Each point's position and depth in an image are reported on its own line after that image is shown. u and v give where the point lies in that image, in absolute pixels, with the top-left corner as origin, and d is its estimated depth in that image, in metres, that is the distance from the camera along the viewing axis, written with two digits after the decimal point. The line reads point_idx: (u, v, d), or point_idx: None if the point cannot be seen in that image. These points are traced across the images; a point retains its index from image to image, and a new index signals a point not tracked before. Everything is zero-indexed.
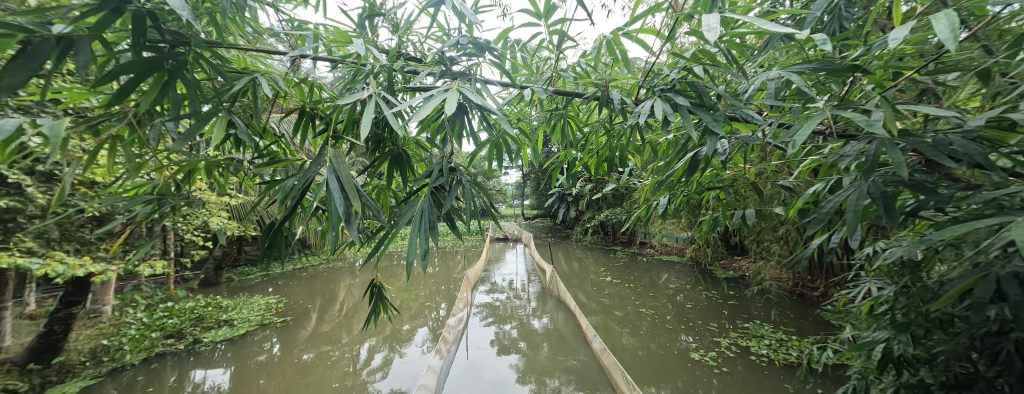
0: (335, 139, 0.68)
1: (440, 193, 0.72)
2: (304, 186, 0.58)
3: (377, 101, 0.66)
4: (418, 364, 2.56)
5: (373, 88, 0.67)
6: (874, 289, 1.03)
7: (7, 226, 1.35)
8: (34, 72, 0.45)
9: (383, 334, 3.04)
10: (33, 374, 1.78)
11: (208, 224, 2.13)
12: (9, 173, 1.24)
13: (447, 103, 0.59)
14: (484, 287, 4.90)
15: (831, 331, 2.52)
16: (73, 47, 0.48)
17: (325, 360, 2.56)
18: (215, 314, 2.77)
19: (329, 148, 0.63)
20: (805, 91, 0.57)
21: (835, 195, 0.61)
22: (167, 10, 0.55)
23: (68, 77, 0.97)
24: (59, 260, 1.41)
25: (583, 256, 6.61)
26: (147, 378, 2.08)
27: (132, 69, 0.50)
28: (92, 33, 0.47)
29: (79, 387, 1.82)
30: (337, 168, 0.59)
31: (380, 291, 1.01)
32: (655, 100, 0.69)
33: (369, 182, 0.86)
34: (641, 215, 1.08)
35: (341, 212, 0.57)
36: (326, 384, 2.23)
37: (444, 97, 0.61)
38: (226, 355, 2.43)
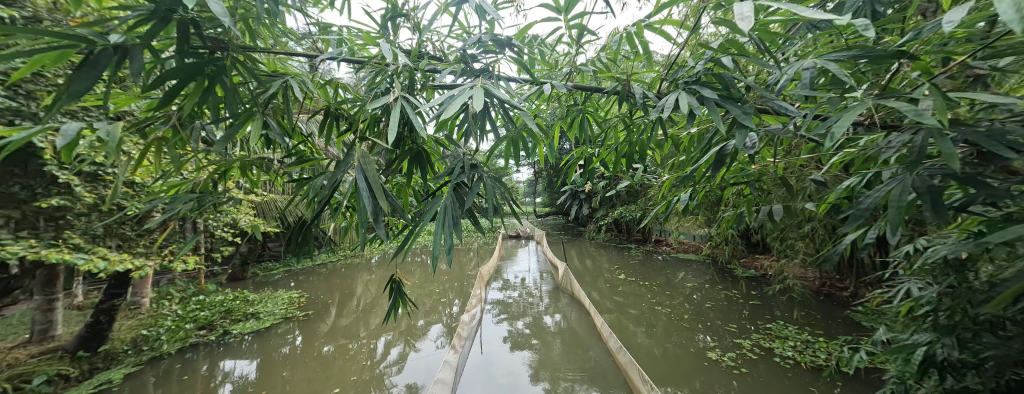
0: (363, 139, 0.70)
1: (462, 190, 0.74)
2: (334, 186, 0.60)
3: (402, 103, 0.68)
4: (432, 359, 2.60)
5: (397, 89, 0.69)
6: (914, 289, 0.99)
7: (58, 223, 1.44)
8: (95, 80, 0.48)
9: (399, 329, 3.12)
10: (82, 361, 1.91)
11: (237, 221, 2.22)
12: (61, 174, 1.33)
13: (472, 100, 0.60)
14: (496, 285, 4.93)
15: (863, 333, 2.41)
16: (128, 55, 0.51)
17: (343, 353, 2.64)
18: (243, 307, 2.90)
19: (357, 148, 0.65)
20: (845, 78, 0.54)
21: (876, 190, 0.59)
22: (209, 17, 0.58)
23: (118, 84, 1.04)
24: (103, 255, 1.50)
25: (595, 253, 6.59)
26: (182, 367, 2.19)
27: (178, 75, 0.53)
28: (143, 42, 0.50)
29: (123, 374, 1.94)
30: (366, 169, 0.61)
31: (399, 286, 1.04)
32: (677, 95, 0.68)
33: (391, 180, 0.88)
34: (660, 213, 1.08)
35: (370, 211, 0.60)
36: (345, 377, 2.29)
37: (469, 95, 0.62)
38: (253, 346, 2.52)
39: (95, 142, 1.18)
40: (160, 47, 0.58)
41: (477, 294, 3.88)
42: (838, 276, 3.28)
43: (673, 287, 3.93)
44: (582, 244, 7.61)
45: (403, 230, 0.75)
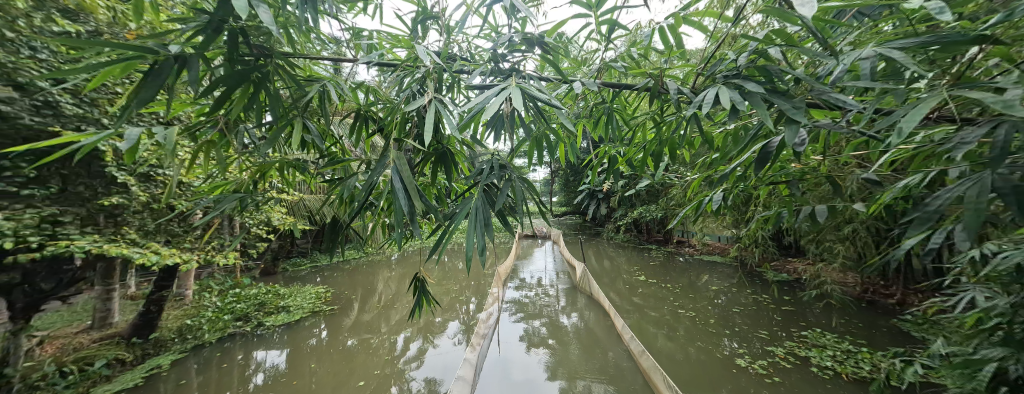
0: (396, 141, 0.74)
1: (491, 190, 0.77)
2: (371, 188, 0.64)
3: (436, 104, 0.72)
4: (451, 356, 2.64)
5: (430, 91, 0.74)
6: (982, 299, 0.93)
7: (117, 219, 1.55)
8: (158, 88, 0.52)
9: (417, 326, 3.19)
10: (135, 347, 2.08)
11: (270, 219, 2.35)
12: (119, 174, 1.45)
13: (511, 99, 0.66)
14: (513, 285, 4.94)
15: (915, 344, 2.26)
16: (187, 64, 0.55)
17: (366, 347, 2.72)
18: (274, 301, 3.04)
19: (392, 151, 0.69)
20: (912, 66, 0.52)
21: (944, 191, 0.53)
22: (259, 27, 0.62)
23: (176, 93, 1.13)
24: (155, 250, 1.62)
25: (614, 254, 6.52)
26: (222, 355, 2.31)
27: (229, 82, 0.56)
28: (200, 52, 0.53)
29: (170, 360, 2.09)
30: (402, 172, 0.66)
31: (424, 285, 1.06)
32: (716, 90, 0.67)
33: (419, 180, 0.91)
34: (690, 213, 1.07)
35: (404, 211, 0.64)
36: (369, 370, 2.36)
37: (506, 94, 0.68)
38: (283, 338, 2.62)
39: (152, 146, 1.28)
40: (215, 56, 0.62)
41: (495, 293, 3.91)
42: (883, 281, 3.10)
43: (697, 290, 3.83)
44: (601, 245, 7.52)
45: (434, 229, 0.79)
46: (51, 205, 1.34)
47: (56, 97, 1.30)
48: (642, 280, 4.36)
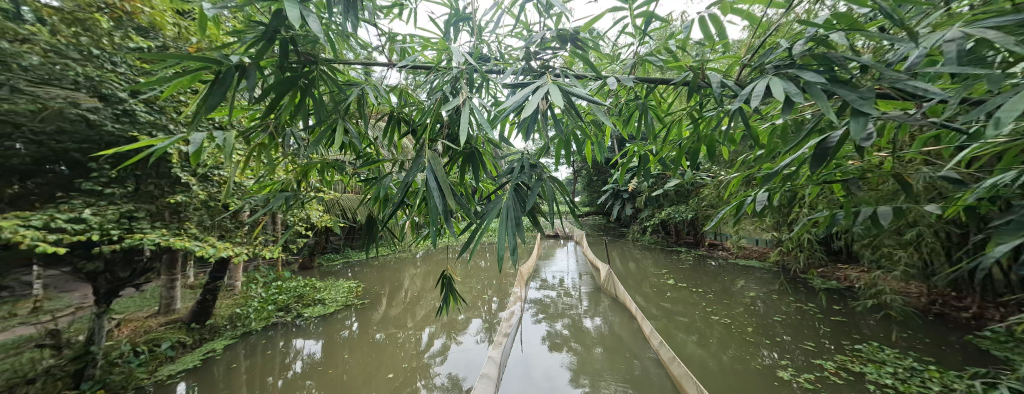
0: (429, 142, 0.78)
1: (523, 189, 0.80)
2: (405, 187, 0.69)
3: (469, 105, 0.78)
4: (474, 353, 2.68)
5: (464, 93, 0.79)
6: None
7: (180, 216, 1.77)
8: (221, 96, 0.59)
9: (441, 322, 3.29)
10: (194, 332, 2.32)
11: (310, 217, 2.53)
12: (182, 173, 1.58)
13: (549, 95, 0.75)
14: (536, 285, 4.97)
15: (991, 365, 2.07)
16: (246, 73, 0.61)
17: (394, 341, 2.83)
18: (312, 294, 3.23)
19: (426, 152, 0.74)
20: (1012, 48, 0.49)
21: None
22: (306, 38, 0.68)
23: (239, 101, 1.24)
24: (212, 244, 1.81)
25: (639, 256, 6.40)
26: (266, 343, 2.51)
27: (280, 88, 0.62)
28: (257, 61, 0.59)
29: (223, 345, 2.31)
30: (437, 172, 0.70)
31: (450, 282, 1.09)
32: (765, 81, 0.65)
33: (451, 179, 0.96)
34: (730, 214, 1.05)
35: (438, 209, 0.69)
36: (398, 364, 2.46)
37: (545, 90, 0.77)
38: (319, 329, 2.79)
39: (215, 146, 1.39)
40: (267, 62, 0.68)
41: (517, 293, 3.94)
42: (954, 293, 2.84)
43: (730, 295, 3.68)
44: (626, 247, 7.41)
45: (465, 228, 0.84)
46: (129, 202, 1.63)
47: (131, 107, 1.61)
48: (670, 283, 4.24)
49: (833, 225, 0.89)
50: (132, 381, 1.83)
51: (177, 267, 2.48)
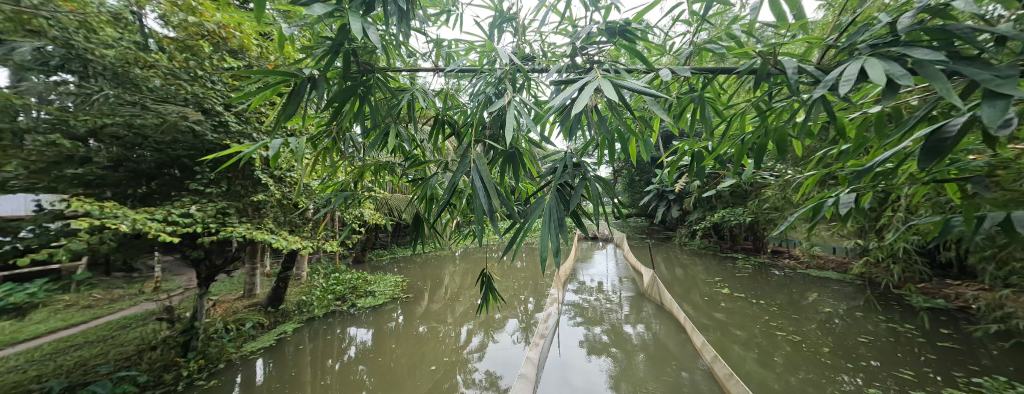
0: (471, 149, 1.41)
1: (565, 190, 1.40)
2: (456, 181, 1.32)
3: (510, 105, 1.38)
4: (509, 352, 4.17)
5: (591, 73, 1.25)
6: None
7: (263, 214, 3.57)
8: (293, 103, 0.90)
9: (479, 321, 4.91)
10: (269, 312, 4.30)
11: (364, 213, 3.55)
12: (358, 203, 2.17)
13: (599, 88, 1.17)
14: (565, 308, 5.62)
15: None
16: (315, 83, 0.99)
17: (434, 332, 4.59)
18: (364, 286, 5.32)
19: (471, 162, 1.37)
20: None
21: None
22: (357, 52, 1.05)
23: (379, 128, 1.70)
24: (296, 242, 3.50)
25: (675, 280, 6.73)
26: (334, 327, 4.46)
27: (346, 92, 1.05)
28: (336, 79, 1.00)
29: (298, 320, 4.36)
30: (483, 176, 1.32)
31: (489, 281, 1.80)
32: (859, 62, 0.88)
33: (500, 173, 1.59)
34: (808, 214, 1.34)
35: (486, 198, 1.28)
36: (442, 357, 4.05)
37: (596, 84, 1.20)
38: (371, 318, 4.71)
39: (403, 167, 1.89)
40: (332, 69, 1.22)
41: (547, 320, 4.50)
42: None
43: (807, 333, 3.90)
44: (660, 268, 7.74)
45: (515, 229, 1.42)
46: (192, 195, 3.10)
47: (204, 118, 3.08)
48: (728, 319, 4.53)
49: (953, 231, 1.03)
50: (224, 354, 3.54)
51: (253, 261, 4.36)
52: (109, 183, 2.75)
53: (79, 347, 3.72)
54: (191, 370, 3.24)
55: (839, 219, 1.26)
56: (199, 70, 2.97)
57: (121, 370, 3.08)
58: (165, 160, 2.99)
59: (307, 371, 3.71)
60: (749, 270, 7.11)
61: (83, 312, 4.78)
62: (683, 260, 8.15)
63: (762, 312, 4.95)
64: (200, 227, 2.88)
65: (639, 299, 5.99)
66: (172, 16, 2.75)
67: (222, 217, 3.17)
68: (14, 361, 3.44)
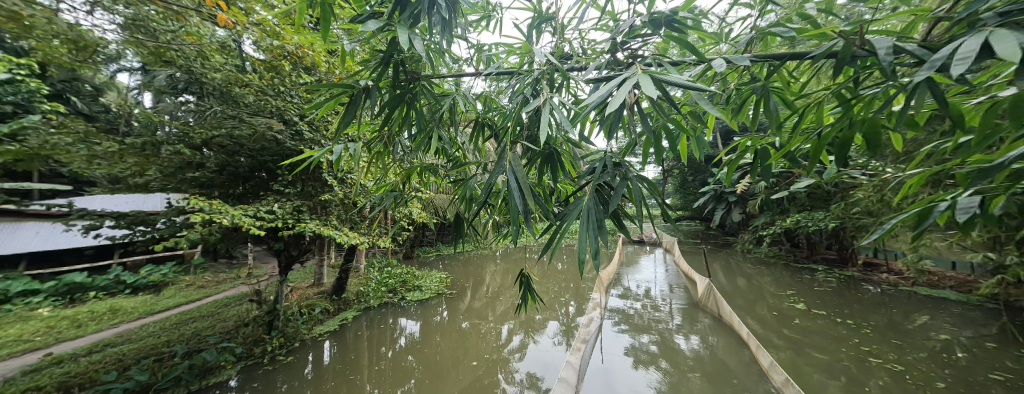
0: (508, 148, 1.64)
1: (607, 191, 1.53)
2: (493, 179, 1.51)
3: (546, 104, 1.57)
4: (548, 353, 4.22)
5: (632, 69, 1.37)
6: None
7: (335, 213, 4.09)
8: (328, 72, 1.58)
9: (521, 321, 5.08)
10: (336, 300, 4.88)
11: (414, 213, 3.94)
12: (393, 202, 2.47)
13: (639, 83, 1.26)
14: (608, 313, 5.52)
15: None
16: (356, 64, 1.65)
17: (476, 328, 4.85)
18: (414, 281, 5.80)
19: (505, 162, 1.57)
20: None
21: None
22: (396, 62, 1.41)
23: (426, 133, 2.04)
24: (360, 238, 3.99)
25: (736, 295, 6.21)
26: (388, 316, 4.96)
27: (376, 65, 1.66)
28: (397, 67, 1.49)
29: (360, 308, 4.90)
30: (518, 175, 1.50)
31: (525, 280, 2.27)
32: (986, 34, 0.86)
33: (541, 174, 1.78)
34: (912, 222, 1.17)
35: (521, 193, 1.47)
36: (484, 353, 4.21)
37: (637, 80, 1.30)
38: (419, 311, 5.13)
39: (454, 169, 2.12)
40: (386, 84, 1.98)
41: (586, 326, 4.47)
42: None
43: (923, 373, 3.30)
44: (719, 279, 7.21)
45: (554, 233, 1.52)
46: (286, 195, 3.70)
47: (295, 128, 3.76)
48: (804, 347, 4.02)
49: None
50: (298, 334, 4.05)
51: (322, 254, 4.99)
52: (216, 185, 3.60)
53: (195, 319, 4.56)
54: (274, 346, 3.81)
55: (962, 227, 1.10)
56: (281, 86, 3.74)
57: (221, 340, 3.71)
58: (256, 164, 3.73)
59: (364, 354, 4.11)
60: (833, 284, 6.25)
61: (198, 291, 5.81)
62: (747, 271, 7.46)
63: (851, 333, 4.33)
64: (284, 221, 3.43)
65: (692, 309, 5.65)
66: (263, 40, 3.21)
67: (297, 213, 3.67)
68: (154, 327, 4.33)
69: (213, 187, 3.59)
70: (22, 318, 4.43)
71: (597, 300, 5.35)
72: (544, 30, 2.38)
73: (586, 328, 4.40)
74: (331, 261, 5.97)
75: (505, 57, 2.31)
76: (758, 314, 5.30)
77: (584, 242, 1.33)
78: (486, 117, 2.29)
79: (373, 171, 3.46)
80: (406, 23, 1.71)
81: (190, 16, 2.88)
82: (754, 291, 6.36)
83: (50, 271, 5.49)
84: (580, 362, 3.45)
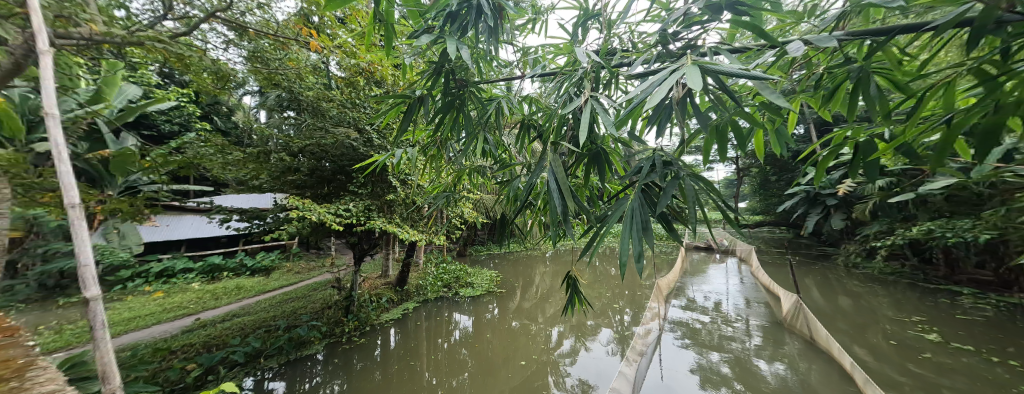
0: (554, 148, 1.70)
1: (653, 192, 1.50)
2: (534, 179, 1.60)
3: (590, 103, 1.59)
4: (599, 360, 4.09)
5: (686, 59, 1.32)
6: None
7: (402, 213, 4.54)
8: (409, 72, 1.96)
9: (571, 325, 5.05)
10: (401, 291, 5.41)
11: (467, 213, 4.21)
12: (443, 202, 2.70)
13: (689, 75, 1.22)
14: (670, 325, 5.15)
15: None
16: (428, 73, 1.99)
17: (525, 328, 4.96)
18: (465, 278, 6.23)
19: (546, 164, 1.64)
20: None
21: None
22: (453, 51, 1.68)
23: (473, 137, 2.20)
24: (422, 236, 4.39)
25: (837, 318, 5.26)
26: (445, 309, 5.33)
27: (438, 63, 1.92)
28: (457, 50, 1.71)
29: (422, 300, 5.35)
30: (558, 175, 1.57)
31: (570, 282, 2.28)
32: None
33: (586, 175, 1.80)
34: None
35: (562, 193, 1.54)
36: (532, 354, 4.26)
37: (684, 72, 1.26)
38: (471, 306, 5.45)
39: (498, 171, 2.24)
40: (439, 92, 2.21)
41: (642, 336, 4.22)
42: None
43: None
44: (813, 297, 6.19)
45: (596, 234, 1.54)
46: (364, 197, 4.24)
47: (372, 136, 4.30)
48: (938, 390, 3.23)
49: None
50: (370, 320, 4.56)
51: (389, 249, 5.57)
52: (308, 186, 4.30)
53: (292, 299, 5.45)
54: (350, 328, 4.33)
55: None
56: (357, 99, 4.32)
57: (310, 319, 4.37)
58: (337, 168, 4.32)
59: (423, 343, 4.45)
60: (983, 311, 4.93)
61: (295, 275, 6.94)
62: (854, 290, 6.28)
63: (1019, 378, 3.35)
64: (362, 218, 3.93)
65: (775, 328, 4.97)
66: (343, 59, 3.70)
67: (368, 212, 4.15)
68: (264, 304, 5.28)
69: (305, 188, 4.30)
70: (181, 289, 5.76)
71: (656, 310, 5.04)
72: (591, 26, 2.34)
73: (643, 339, 4.16)
74: (396, 256, 6.62)
75: (549, 57, 2.34)
76: (869, 341, 4.42)
77: (626, 244, 1.30)
78: (531, 118, 2.35)
79: (429, 173, 3.74)
80: (455, 34, 1.87)
81: (291, 45, 3.48)
82: (864, 313, 5.31)
83: (198, 254, 7.05)
84: (632, 374, 3.28)
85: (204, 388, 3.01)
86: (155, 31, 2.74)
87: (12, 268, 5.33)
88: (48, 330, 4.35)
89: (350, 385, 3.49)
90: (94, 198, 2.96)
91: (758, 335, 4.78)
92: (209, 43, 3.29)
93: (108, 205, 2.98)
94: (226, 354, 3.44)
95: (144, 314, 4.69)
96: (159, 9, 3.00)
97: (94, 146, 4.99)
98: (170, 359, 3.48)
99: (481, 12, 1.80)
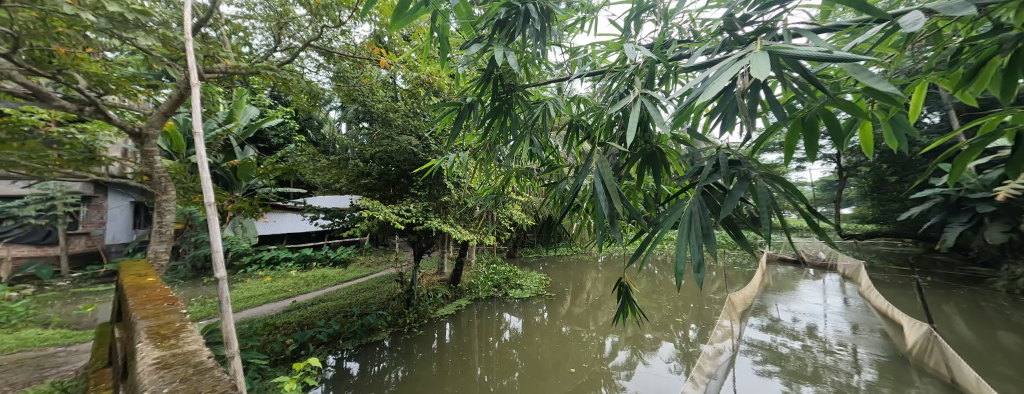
0: (601, 150, 1.58)
1: (714, 196, 1.29)
2: (579, 181, 1.51)
3: (641, 100, 1.42)
4: (657, 377, 3.78)
5: (756, 41, 1.08)
6: None
7: (459, 215, 4.76)
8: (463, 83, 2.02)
9: (627, 336, 4.77)
10: (455, 288, 5.69)
11: (517, 215, 4.27)
12: (486, 203, 2.76)
13: (758, 60, 0.99)
14: (746, 347, 4.51)
15: None
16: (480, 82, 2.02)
17: (578, 335, 4.81)
18: (513, 280, 6.32)
19: (594, 166, 1.53)
20: None
21: None
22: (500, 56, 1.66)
23: (521, 141, 2.19)
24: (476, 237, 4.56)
25: (998, 359, 4.02)
26: (496, 308, 5.48)
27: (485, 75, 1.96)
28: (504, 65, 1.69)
29: (475, 298, 5.57)
30: (605, 176, 1.44)
31: (620, 289, 2.12)
32: None
33: (638, 178, 1.64)
34: None
35: (610, 195, 1.40)
36: (585, 362, 4.11)
37: (753, 58, 1.02)
38: (520, 308, 5.53)
39: (546, 173, 2.19)
40: (489, 98, 2.22)
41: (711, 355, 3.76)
42: None
43: None
44: (956, 329, 4.86)
45: (646, 240, 1.38)
46: (424, 199, 4.56)
47: (433, 144, 4.60)
48: None
49: None
50: (428, 313, 4.89)
51: (444, 248, 5.90)
52: (378, 189, 4.76)
53: (365, 289, 6.10)
54: (412, 320, 4.69)
55: None
56: (418, 109, 4.67)
57: (379, 308, 4.83)
58: (401, 173, 4.72)
59: (475, 340, 4.61)
60: None
61: (366, 268, 7.81)
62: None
63: None
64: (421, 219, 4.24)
65: (896, 363, 4.02)
66: (408, 73, 4.04)
67: (426, 212, 4.48)
68: (342, 292, 6.00)
69: (375, 191, 4.77)
70: (283, 275, 6.88)
71: (730, 328, 4.47)
72: (644, 18, 2.17)
73: (711, 360, 3.69)
74: (451, 255, 7.01)
75: (600, 54, 2.23)
76: None
77: (682, 253, 1.14)
78: (579, 119, 2.25)
79: (478, 176, 3.89)
80: (503, 41, 1.87)
81: (366, 63, 3.91)
82: None
83: (297, 246, 8.32)
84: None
85: (297, 360, 3.53)
86: (269, 61, 3.32)
87: (175, 250, 6.97)
88: (196, 301, 5.54)
89: (411, 372, 3.77)
90: (226, 198, 3.71)
91: (873, 370, 3.89)
92: (306, 68, 3.87)
93: (235, 204, 3.70)
94: (314, 333, 3.97)
95: (258, 294, 5.71)
96: (272, 43, 3.62)
97: (228, 157, 6.22)
98: (273, 334, 4.14)
99: (529, 16, 1.76)
